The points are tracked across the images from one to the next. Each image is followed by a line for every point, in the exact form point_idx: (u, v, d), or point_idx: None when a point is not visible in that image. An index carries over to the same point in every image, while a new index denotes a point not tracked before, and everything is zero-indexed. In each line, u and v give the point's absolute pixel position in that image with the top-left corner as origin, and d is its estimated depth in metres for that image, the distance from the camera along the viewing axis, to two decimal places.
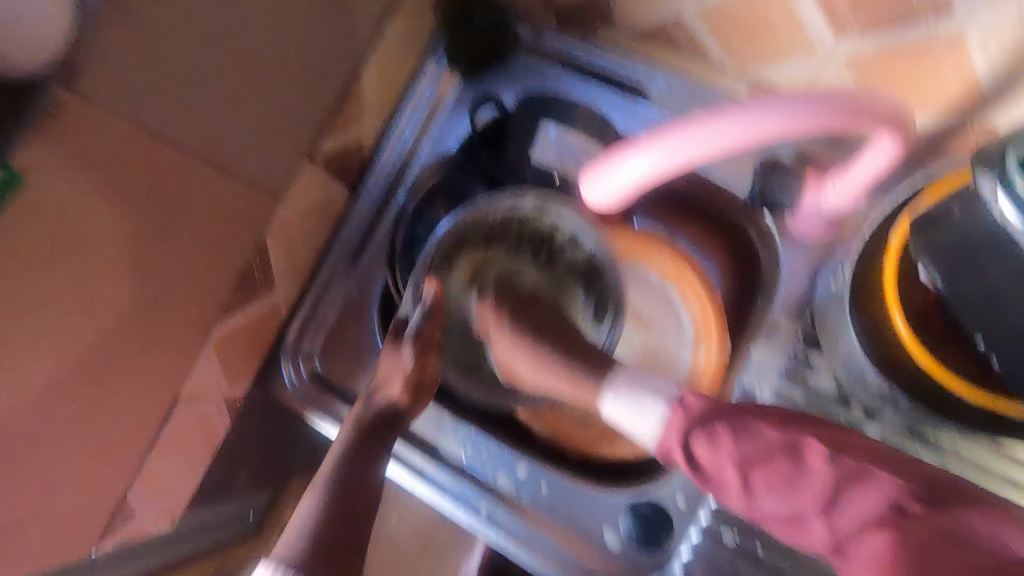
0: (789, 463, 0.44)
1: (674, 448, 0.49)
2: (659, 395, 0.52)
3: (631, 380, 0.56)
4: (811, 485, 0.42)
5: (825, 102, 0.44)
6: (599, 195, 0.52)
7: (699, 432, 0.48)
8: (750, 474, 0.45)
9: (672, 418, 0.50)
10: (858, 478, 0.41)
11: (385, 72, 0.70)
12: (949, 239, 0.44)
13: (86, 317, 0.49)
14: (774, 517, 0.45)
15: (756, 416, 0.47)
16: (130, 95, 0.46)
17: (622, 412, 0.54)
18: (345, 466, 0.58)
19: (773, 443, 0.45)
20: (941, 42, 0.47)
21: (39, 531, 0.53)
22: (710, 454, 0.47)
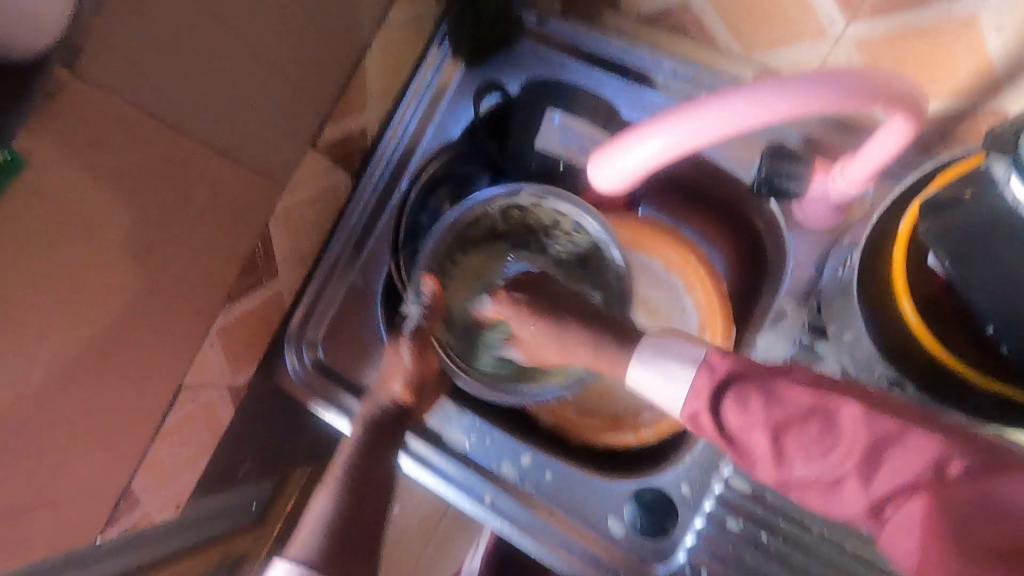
0: (822, 425, 0.40)
1: (701, 411, 0.44)
2: (684, 355, 0.46)
3: (658, 341, 0.49)
4: (846, 446, 0.39)
5: (839, 82, 0.41)
6: (606, 179, 0.50)
7: (727, 393, 0.43)
8: (783, 437, 0.41)
9: (700, 378, 0.45)
10: (898, 438, 0.38)
11: (389, 58, 0.69)
12: (961, 225, 0.43)
13: (90, 303, 0.49)
14: (804, 482, 0.41)
15: (782, 375, 0.43)
16: (133, 77, 0.46)
17: (648, 380, 0.48)
18: (358, 465, 0.56)
19: (804, 406, 0.41)
20: (954, 24, 0.46)
21: (45, 517, 0.53)
22: (740, 417, 0.42)
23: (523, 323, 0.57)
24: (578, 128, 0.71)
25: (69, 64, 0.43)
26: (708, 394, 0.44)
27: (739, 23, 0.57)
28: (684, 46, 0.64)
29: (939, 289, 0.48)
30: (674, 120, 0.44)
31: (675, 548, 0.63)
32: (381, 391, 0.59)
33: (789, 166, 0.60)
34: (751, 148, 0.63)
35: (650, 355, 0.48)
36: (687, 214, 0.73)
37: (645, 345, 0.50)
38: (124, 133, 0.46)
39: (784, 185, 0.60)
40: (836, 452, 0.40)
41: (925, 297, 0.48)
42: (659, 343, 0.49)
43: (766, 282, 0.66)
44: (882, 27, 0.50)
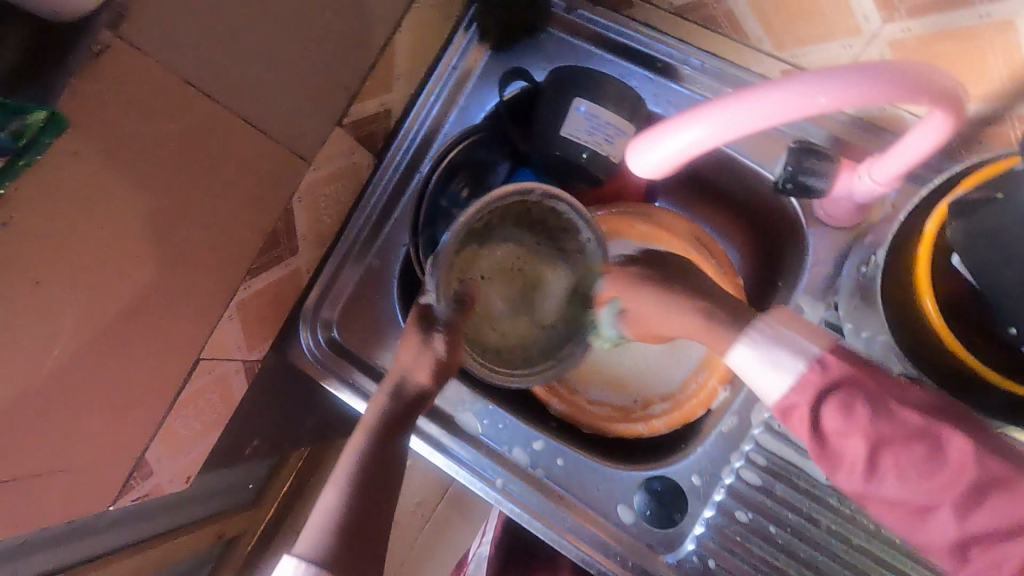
0: (927, 448, 0.42)
1: (804, 406, 0.44)
2: (796, 348, 0.47)
3: (771, 330, 0.49)
4: (944, 477, 0.41)
5: (892, 77, 0.39)
6: (646, 165, 0.48)
7: (834, 394, 0.44)
8: (884, 455, 0.42)
9: (808, 373, 0.45)
10: (1004, 480, 0.40)
11: (418, 40, 0.69)
12: (992, 223, 0.44)
13: (119, 268, 0.48)
14: (892, 502, 0.42)
15: (893, 395, 0.44)
16: (173, 44, 0.45)
17: (750, 365, 0.48)
18: (368, 466, 0.55)
19: (909, 430, 0.43)
20: (989, 27, 0.47)
21: (60, 482, 0.53)
22: (843, 422, 0.43)
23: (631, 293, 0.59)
24: (605, 116, 0.67)
25: (114, 26, 0.42)
26: (813, 389, 0.44)
27: (772, 20, 0.57)
28: (713, 40, 0.64)
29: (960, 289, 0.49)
30: (711, 110, 0.43)
31: (684, 537, 0.63)
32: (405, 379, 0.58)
33: (814, 162, 0.58)
34: (775, 144, 0.64)
35: (759, 338, 0.48)
36: (702, 206, 0.75)
37: (759, 328, 0.49)
38: (163, 99, 0.46)
39: (807, 180, 0.59)
40: (935, 480, 0.41)
41: (947, 299, 0.49)
42: (774, 332, 0.48)
43: (784, 278, 0.67)
44: (918, 29, 0.49)
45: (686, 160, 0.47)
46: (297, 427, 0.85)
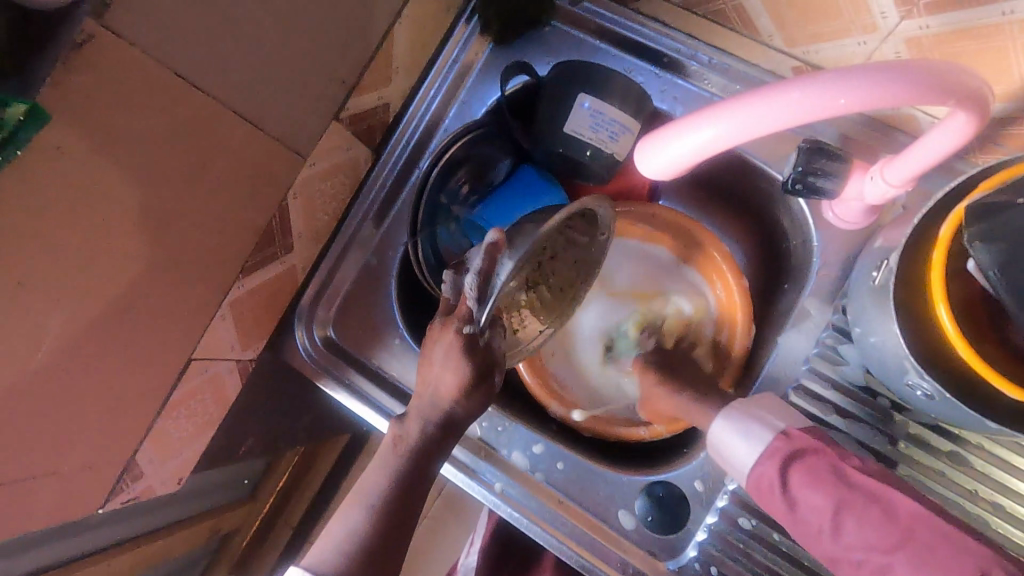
0: (880, 510, 0.45)
1: (769, 471, 0.50)
2: (765, 423, 0.53)
3: (750, 407, 0.55)
4: (898, 535, 0.43)
5: (916, 76, 0.37)
6: (659, 165, 0.47)
7: (797, 461, 0.49)
8: (842, 517, 0.45)
9: (775, 442, 0.51)
10: (953, 539, 0.42)
11: (418, 32, 0.67)
12: (1008, 228, 0.42)
13: (104, 267, 0.47)
14: (857, 562, 0.45)
15: (853, 462, 0.49)
16: (159, 35, 0.44)
17: (729, 440, 0.54)
18: (397, 489, 0.54)
19: (866, 492, 0.46)
20: (1013, 24, 0.45)
21: (47, 486, 0.51)
22: (806, 487, 0.47)
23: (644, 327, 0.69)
24: (610, 114, 0.65)
25: (99, 15, 0.40)
26: (779, 457, 0.50)
27: (784, 16, 0.55)
28: (721, 35, 0.62)
29: (975, 294, 0.47)
30: (728, 110, 0.41)
31: (685, 544, 0.62)
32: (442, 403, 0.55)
33: (825, 163, 0.56)
34: (787, 144, 0.63)
35: (734, 415, 0.55)
36: (707, 206, 0.74)
37: (732, 407, 0.56)
38: (153, 92, 0.45)
39: (818, 183, 0.57)
40: (890, 539, 0.44)
41: (960, 305, 0.47)
42: (747, 410, 0.55)
43: (790, 281, 0.66)
44: (936, 26, 0.48)
45: (699, 160, 0.46)
46: (293, 425, 0.84)
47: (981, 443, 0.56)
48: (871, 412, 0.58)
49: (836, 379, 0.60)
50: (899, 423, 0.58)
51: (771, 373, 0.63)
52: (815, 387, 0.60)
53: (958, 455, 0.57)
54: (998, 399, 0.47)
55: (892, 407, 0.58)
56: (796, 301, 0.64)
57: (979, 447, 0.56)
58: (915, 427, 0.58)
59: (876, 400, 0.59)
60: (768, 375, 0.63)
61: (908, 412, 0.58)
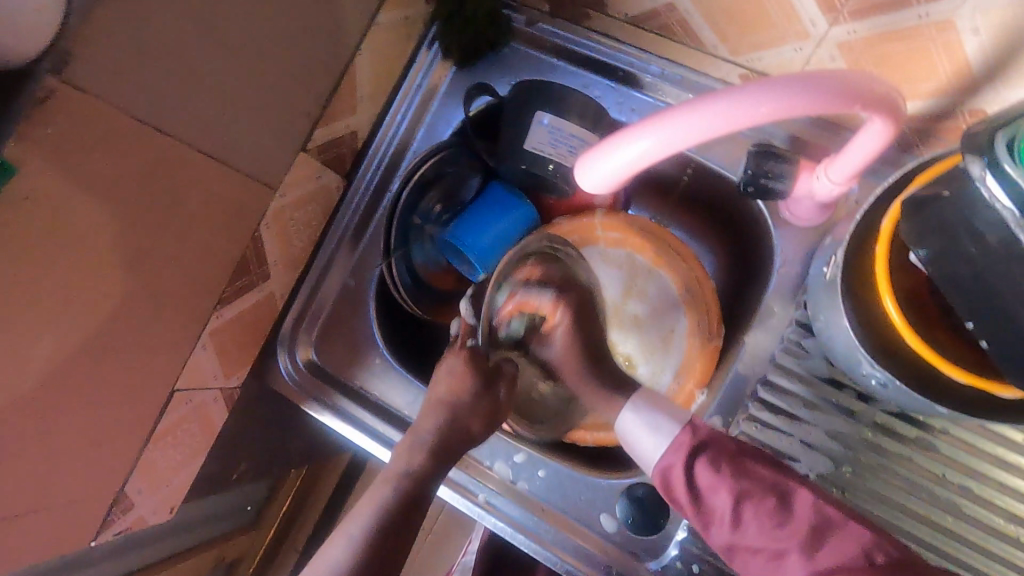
0: (776, 501, 0.47)
1: (677, 466, 0.51)
2: (672, 414, 0.55)
3: (647, 400, 0.57)
4: (793, 525, 0.45)
5: (822, 85, 0.40)
6: (599, 177, 0.48)
7: (701, 453, 0.51)
8: (741, 505, 0.47)
9: (681, 435, 0.52)
10: (838, 526, 0.44)
11: (379, 60, 0.70)
12: (936, 222, 0.44)
13: (79, 309, 0.49)
14: (753, 550, 0.47)
15: (753, 455, 0.51)
16: (121, 84, 0.46)
17: (631, 428, 0.56)
18: (384, 531, 0.52)
19: (765, 482, 0.48)
20: (930, 26, 0.47)
21: (36, 521, 0.53)
22: (710, 478, 0.49)
23: (564, 336, 0.63)
24: (568, 129, 0.68)
25: (59, 70, 0.42)
26: (685, 450, 0.51)
27: (725, 27, 0.58)
28: (670, 47, 0.64)
29: (922, 284, 0.49)
30: (661, 121, 0.43)
31: (667, 543, 0.64)
32: (456, 419, 0.57)
33: (775, 165, 0.59)
34: (738, 148, 0.65)
35: (643, 407, 0.57)
36: (674, 212, 0.75)
37: (638, 399, 0.58)
38: (117, 137, 0.47)
39: (770, 184, 0.60)
40: (784, 527, 0.46)
41: (907, 293, 0.49)
42: (652, 401, 0.57)
43: (754, 279, 0.68)
44: (863, 31, 0.50)
45: (638, 171, 0.47)
46: (287, 448, 0.86)
47: (946, 429, 0.57)
48: (838, 405, 0.60)
49: (801, 372, 0.61)
50: (867, 413, 0.59)
51: (739, 371, 0.65)
52: (783, 382, 0.62)
53: (925, 441, 0.58)
54: (952, 386, 0.49)
55: (858, 397, 0.60)
56: (760, 299, 0.66)
57: (945, 432, 0.57)
58: (883, 417, 0.59)
59: (843, 393, 0.60)
60: (738, 372, 0.65)
61: (874, 401, 0.59)
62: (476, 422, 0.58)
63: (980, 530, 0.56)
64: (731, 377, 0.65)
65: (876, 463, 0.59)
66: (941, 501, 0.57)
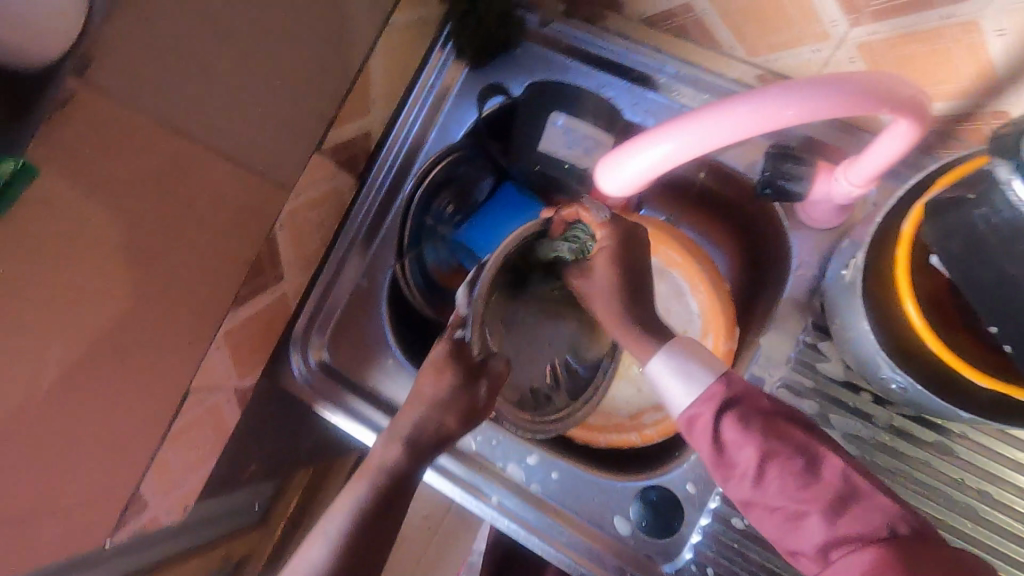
0: (805, 462, 0.45)
1: (705, 415, 0.48)
2: (707, 365, 0.50)
3: (683, 349, 0.51)
4: (818, 488, 0.45)
5: (848, 89, 0.40)
6: (621, 179, 0.48)
7: (733, 408, 0.48)
8: (768, 464, 0.46)
9: (715, 386, 0.49)
10: (865, 493, 0.44)
11: (393, 60, 0.70)
12: (960, 226, 0.43)
13: (98, 309, 0.49)
14: (771, 507, 0.46)
15: (784, 415, 0.48)
16: (142, 85, 0.46)
17: (664, 375, 0.51)
18: (362, 530, 0.53)
19: (796, 443, 0.46)
20: (955, 27, 0.46)
21: (53, 521, 0.53)
22: (737, 433, 0.47)
23: (608, 266, 0.56)
24: (581, 130, 0.70)
25: (80, 73, 0.42)
26: (716, 402, 0.48)
27: (744, 27, 0.57)
28: (685, 46, 0.64)
29: (942, 288, 0.49)
30: (684, 125, 0.43)
31: (681, 547, 0.63)
32: (427, 420, 0.57)
33: (793, 167, 0.59)
34: (754, 150, 0.65)
35: (676, 355, 0.51)
36: (685, 212, 0.75)
37: (673, 345, 0.51)
38: (135, 140, 0.47)
39: (787, 186, 0.59)
40: (808, 490, 0.45)
41: (927, 297, 0.49)
42: (687, 351, 0.51)
43: (768, 283, 0.67)
44: (885, 31, 0.49)
45: (660, 173, 0.47)
46: (297, 447, 0.86)
47: (963, 433, 0.57)
48: (854, 408, 0.60)
49: (818, 375, 0.61)
50: (882, 416, 0.59)
51: (754, 374, 0.63)
52: (799, 384, 0.62)
53: (942, 445, 0.58)
54: (972, 391, 0.48)
55: (874, 401, 0.59)
56: (775, 301, 0.66)
57: (962, 436, 0.57)
58: (898, 420, 0.59)
59: (859, 396, 0.60)
60: (753, 375, 0.64)
61: (890, 405, 0.59)
62: (451, 420, 0.56)
63: (1001, 536, 0.55)
64: (747, 380, 0.65)
65: (893, 466, 0.58)
66: (958, 505, 0.57)
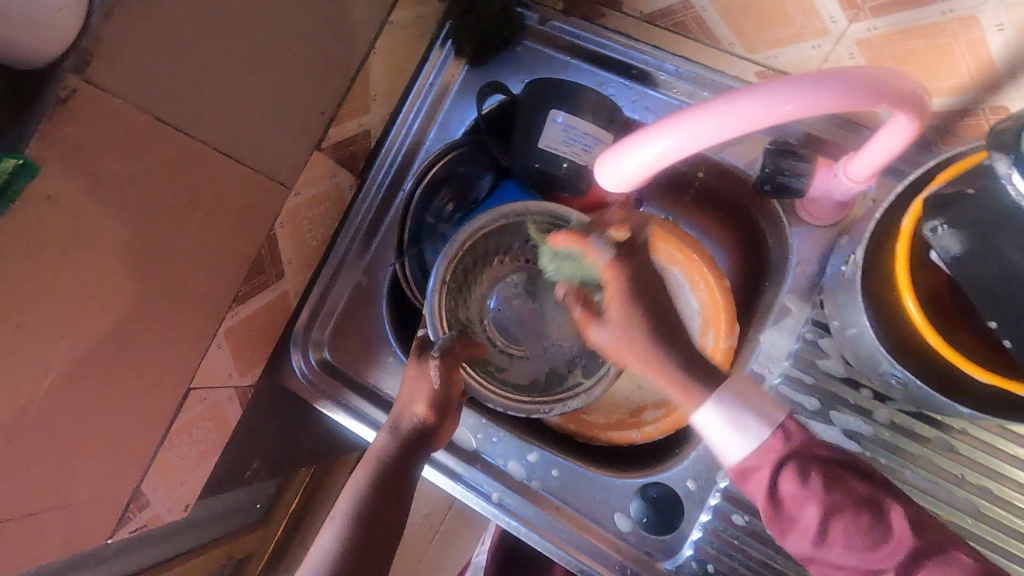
0: (871, 518, 0.45)
1: (762, 471, 0.46)
2: (763, 414, 0.47)
3: (736, 394, 0.48)
4: (889, 545, 0.44)
5: (842, 83, 0.40)
6: (617, 179, 0.47)
7: (793, 462, 0.46)
8: (832, 523, 0.45)
9: (772, 439, 0.46)
10: (937, 549, 0.43)
11: (393, 58, 0.70)
12: (963, 220, 0.43)
13: (100, 306, 0.49)
14: (836, 563, 0.46)
15: (843, 464, 0.47)
16: (141, 83, 0.46)
17: (714, 426, 0.47)
18: (367, 510, 0.55)
19: (857, 496, 0.45)
20: (954, 22, 0.46)
21: (54, 518, 0.53)
22: (799, 491, 0.45)
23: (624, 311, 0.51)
24: (582, 127, 0.67)
25: (80, 70, 0.42)
26: (775, 455, 0.46)
27: (743, 24, 0.57)
28: (684, 43, 0.64)
29: (942, 284, 0.49)
30: (679, 122, 0.43)
31: (682, 543, 0.64)
32: (404, 410, 0.58)
33: (793, 163, 0.59)
34: (755, 147, 0.65)
35: (730, 402, 0.47)
36: (683, 209, 0.74)
37: (725, 390, 0.48)
38: (135, 135, 0.47)
39: (788, 182, 0.59)
40: (876, 546, 0.44)
41: (927, 293, 0.49)
42: (741, 393, 0.48)
43: (768, 279, 0.67)
44: (883, 26, 0.49)
45: (657, 172, 0.47)
46: (298, 446, 0.86)
47: (964, 429, 0.57)
48: (855, 406, 0.60)
49: (817, 371, 0.61)
50: (883, 413, 0.59)
51: (755, 371, 0.64)
52: (799, 380, 0.62)
53: (943, 442, 0.58)
54: (974, 386, 0.48)
55: (874, 397, 0.59)
56: (774, 298, 0.65)
57: (963, 432, 0.57)
58: (899, 416, 0.59)
59: (859, 393, 0.60)
60: (754, 372, 0.65)
61: (891, 401, 0.59)
62: (425, 412, 0.57)
63: (1004, 532, 0.55)
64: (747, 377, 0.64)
65: (893, 462, 0.58)
66: (960, 502, 0.56)
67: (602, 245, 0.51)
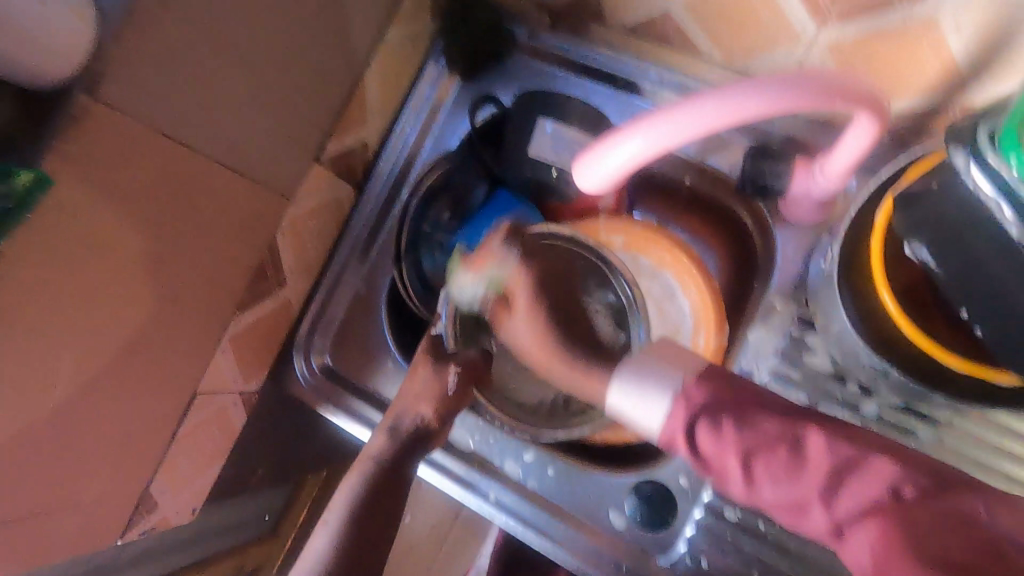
0: (788, 452, 0.42)
1: (677, 435, 0.45)
2: (663, 381, 0.47)
3: (637, 371, 0.48)
4: (812, 474, 0.41)
5: (795, 83, 0.42)
6: (594, 179, 0.50)
7: (702, 416, 0.45)
8: (752, 465, 0.43)
9: (677, 406, 0.46)
10: (860, 463, 0.40)
11: (388, 75, 0.73)
12: (932, 214, 0.45)
13: (109, 314, 0.52)
14: (774, 503, 0.43)
15: (757, 407, 0.45)
16: (149, 102, 0.49)
17: (626, 403, 0.48)
18: (360, 509, 0.59)
19: (772, 434, 0.43)
20: (915, 26, 0.49)
21: (66, 519, 0.56)
22: (712, 443, 0.44)
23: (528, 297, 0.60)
24: (570, 136, 0.71)
25: (89, 90, 0.44)
26: (682, 415, 0.45)
27: (722, 31, 0.59)
28: (665, 53, 0.66)
29: (919, 277, 0.50)
30: (647, 124, 0.45)
31: (675, 539, 0.64)
32: (407, 411, 0.62)
33: (771, 166, 0.63)
34: (738, 151, 0.67)
35: (635, 376, 0.48)
36: (671, 213, 0.76)
37: (626, 368, 0.49)
38: (142, 150, 0.50)
39: (769, 184, 0.63)
40: (799, 478, 0.41)
41: (903, 286, 0.50)
42: (641, 364, 0.49)
43: (756, 278, 0.68)
44: (852, 31, 0.52)
45: (631, 171, 0.49)
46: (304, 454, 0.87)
47: (952, 422, 0.58)
48: (842, 401, 0.60)
49: (805, 368, 0.62)
50: (870, 407, 0.60)
51: (743, 367, 0.66)
52: (786, 376, 0.63)
53: (932, 436, 0.58)
54: (952, 376, 0.49)
55: (861, 392, 0.60)
56: (762, 295, 0.67)
57: (950, 425, 0.58)
58: (887, 411, 0.59)
59: (846, 387, 0.60)
60: (743, 369, 0.66)
61: (878, 396, 0.59)
62: (430, 415, 0.62)
63: None
64: (736, 374, 0.66)
65: None
66: None
67: (497, 251, 0.61)
